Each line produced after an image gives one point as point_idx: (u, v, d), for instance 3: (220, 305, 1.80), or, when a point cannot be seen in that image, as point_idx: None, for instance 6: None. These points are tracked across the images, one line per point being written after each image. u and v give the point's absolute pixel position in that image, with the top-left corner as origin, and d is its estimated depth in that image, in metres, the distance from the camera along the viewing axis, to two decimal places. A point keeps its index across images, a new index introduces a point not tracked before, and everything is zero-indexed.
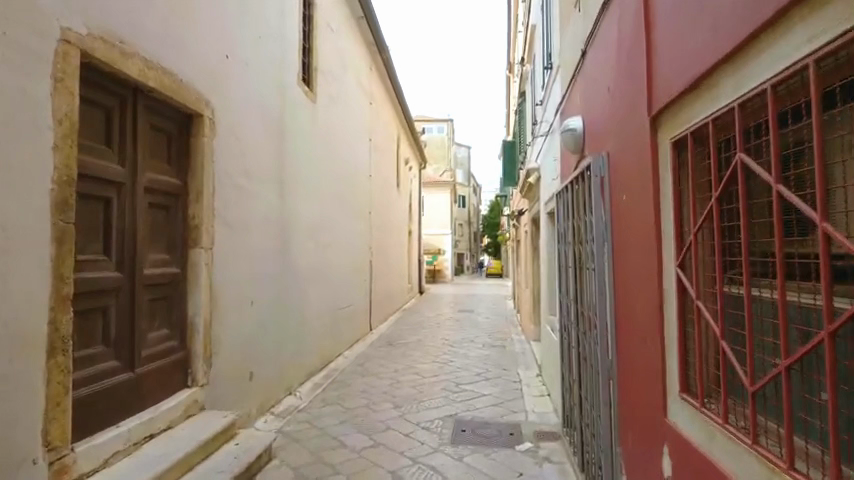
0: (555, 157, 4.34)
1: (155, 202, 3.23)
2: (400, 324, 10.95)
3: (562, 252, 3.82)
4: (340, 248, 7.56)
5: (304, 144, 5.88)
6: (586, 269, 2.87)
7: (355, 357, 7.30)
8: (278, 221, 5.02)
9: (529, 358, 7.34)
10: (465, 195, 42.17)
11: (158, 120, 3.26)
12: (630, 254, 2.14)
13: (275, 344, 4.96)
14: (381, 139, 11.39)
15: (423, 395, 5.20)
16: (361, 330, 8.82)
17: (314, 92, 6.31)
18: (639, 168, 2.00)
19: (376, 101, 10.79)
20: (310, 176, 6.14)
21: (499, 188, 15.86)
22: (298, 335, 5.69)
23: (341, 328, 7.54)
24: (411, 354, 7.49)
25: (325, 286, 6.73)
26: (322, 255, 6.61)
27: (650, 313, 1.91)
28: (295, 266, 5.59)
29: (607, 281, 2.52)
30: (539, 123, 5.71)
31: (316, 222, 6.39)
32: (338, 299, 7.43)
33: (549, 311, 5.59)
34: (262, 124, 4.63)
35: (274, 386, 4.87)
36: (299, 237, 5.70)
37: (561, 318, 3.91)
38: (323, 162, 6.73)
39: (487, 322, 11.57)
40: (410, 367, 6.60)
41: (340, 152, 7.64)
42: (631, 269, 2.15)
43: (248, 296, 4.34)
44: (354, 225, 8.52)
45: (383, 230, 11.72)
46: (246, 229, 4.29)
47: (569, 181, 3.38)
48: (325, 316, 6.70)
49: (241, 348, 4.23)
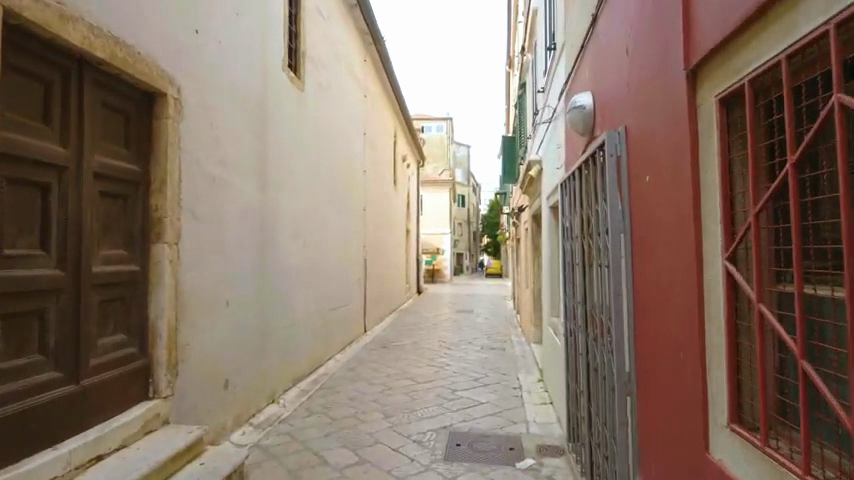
0: (559, 146, 3.97)
1: (107, 189, 2.85)
2: (396, 325, 10.55)
3: (567, 248, 3.44)
4: (332, 246, 7.18)
5: (289, 134, 5.50)
6: (597, 265, 2.49)
7: (347, 360, 6.91)
8: (259, 215, 4.64)
9: (530, 362, 6.96)
10: (465, 194, 41.80)
11: (111, 97, 2.89)
12: (656, 245, 1.76)
13: (255, 348, 4.59)
14: (376, 134, 11.01)
15: (416, 403, 4.83)
16: (354, 332, 8.43)
17: (301, 80, 5.94)
18: (670, 137, 1.62)
19: (371, 94, 10.40)
20: (297, 169, 5.77)
21: (499, 186, 15.48)
22: (284, 337, 5.31)
23: (333, 330, 7.15)
24: (406, 358, 7.11)
25: (314, 286, 6.36)
26: (311, 253, 6.23)
27: (683, 317, 1.54)
28: (280, 264, 5.21)
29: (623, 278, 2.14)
30: (541, 111, 5.34)
31: (304, 217, 6.02)
32: (329, 299, 7.05)
33: (552, 313, 5.21)
34: (240, 110, 4.26)
35: (254, 394, 4.49)
36: (284, 234, 5.32)
37: (566, 321, 3.53)
38: (313, 155, 6.36)
39: (487, 323, 11.18)
40: (404, 372, 6.22)
41: (331, 146, 7.26)
42: (656, 263, 1.77)
43: (223, 296, 3.96)
44: (347, 222, 8.15)
45: (379, 228, 11.34)
46: (220, 223, 3.91)
47: (576, 168, 3.00)
48: (314, 318, 6.32)
49: (215, 353, 3.85)
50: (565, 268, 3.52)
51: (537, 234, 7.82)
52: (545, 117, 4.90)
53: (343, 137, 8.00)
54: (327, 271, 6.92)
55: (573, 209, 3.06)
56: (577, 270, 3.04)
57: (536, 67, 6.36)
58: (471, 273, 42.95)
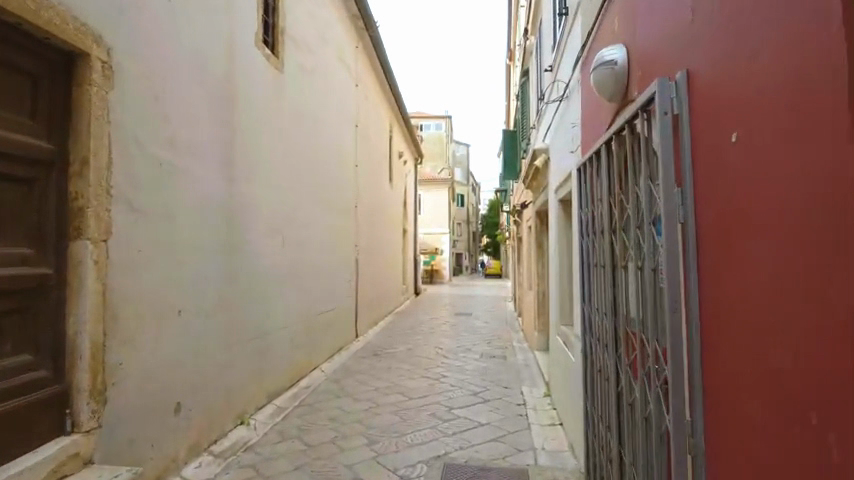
0: (574, 124, 3.35)
1: (6, 170, 2.24)
2: (391, 331, 9.91)
3: (586, 247, 2.80)
4: (318, 245, 6.54)
5: (264, 119, 4.87)
6: (635, 268, 1.86)
7: (334, 371, 6.27)
8: (223, 209, 4.00)
9: (535, 373, 6.33)
10: (464, 193, 41.14)
11: (8, 53, 2.28)
12: (756, 239, 1.13)
13: (220, 364, 3.95)
14: (370, 128, 10.37)
15: (407, 425, 4.20)
16: (344, 338, 7.79)
17: (280, 59, 5.31)
18: (790, 63, 1.00)
19: (364, 84, 9.77)
20: (275, 159, 5.14)
21: (501, 184, 14.88)
22: (259, 348, 4.68)
23: (319, 338, 6.51)
24: (399, 368, 6.48)
25: (296, 290, 5.72)
26: (292, 252, 5.60)
27: (823, 360, 0.91)
28: (253, 265, 4.58)
29: (682, 288, 1.51)
30: (549, 92, 4.72)
31: (284, 213, 5.39)
32: (315, 303, 6.42)
33: (562, 321, 4.58)
34: (198, 84, 3.62)
35: (218, 416, 3.86)
36: (257, 231, 4.68)
37: (584, 335, 2.90)
38: (294, 144, 5.72)
39: (486, 327, 10.54)
40: (395, 385, 5.58)
41: (318, 136, 6.64)
42: (757, 266, 1.14)
43: (174, 303, 3.32)
44: (336, 220, 7.52)
45: (373, 226, 10.72)
46: (170, 217, 3.28)
47: (599, 144, 2.37)
48: (296, 325, 5.68)
49: (164, 372, 3.21)
50: (583, 269, 2.89)
51: (542, 232, 7.19)
52: (554, 98, 4.30)
53: (331, 127, 7.37)
54: (312, 272, 6.28)
55: (598, 196, 2.42)
56: (602, 275, 2.41)
57: (542, 47, 5.73)
58: (471, 273, 42.35)
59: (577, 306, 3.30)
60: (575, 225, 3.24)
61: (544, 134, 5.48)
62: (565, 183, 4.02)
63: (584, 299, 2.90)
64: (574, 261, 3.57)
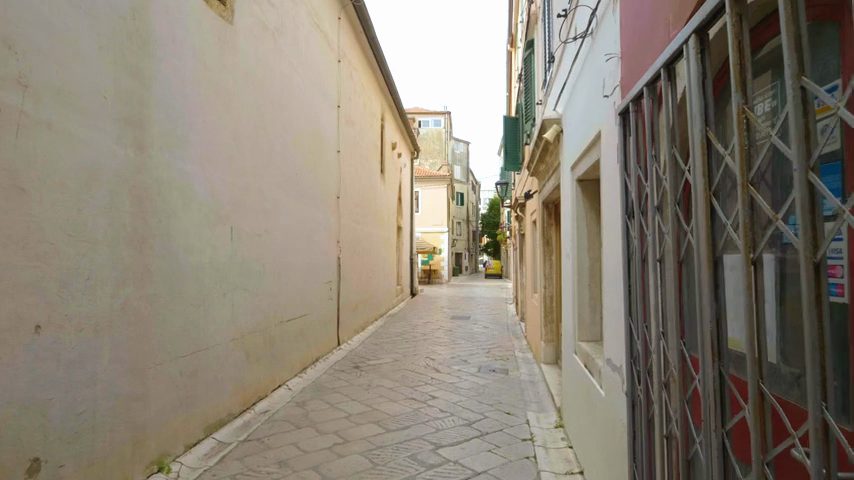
0: (609, 56, 2.34)
1: None
2: (378, 336, 8.92)
3: (635, 236, 1.78)
4: (283, 239, 5.51)
5: (204, 77, 3.90)
6: (806, 265, 0.87)
7: (302, 389, 5.26)
8: (128, 187, 3.02)
9: (542, 394, 5.30)
10: (464, 191, 40.09)
11: None
12: None
13: (125, 394, 2.93)
14: (356, 111, 9.41)
15: (378, 475, 3.17)
16: (321, 346, 6.78)
17: (230, 9, 4.37)
18: None
19: (350, 61, 8.83)
20: (218, 130, 4.11)
21: (503, 177, 13.94)
22: (192, 367, 3.64)
23: (286, 348, 5.51)
24: (381, 384, 5.46)
25: (252, 292, 4.70)
26: (246, 247, 4.58)
27: None
28: (183, 261, 3.55)
29: None
30: (564, 41, 3.72)
31: (237, 198, 4.41)
32: (280, 307, 5.39)
33: (581, 335, 3.56)
34: (77, 11, 2.64)
35: (118, 466, 2.84)
36: (188, 218, 3.64)
37: (629, 367, 1.89)
38: (249, 115, 4.70)
39: (484, 333, 9.54)
40: (373, 410, 4.54)
41: (284, 111, 5.62)
42: None
43: (30, 314, 2.33)
44: (310, 211, 6.49)
45: (360, 220, 9.73)
46: (15, 189, 2.28)
47: (677, 47, 1.33)
48: (251, 335, 4.65)
49: (9, 415, 2.20)
50: (629, 265, 1.87)
51: (549, 225, 6.17)
52: (573, 41, 3.27)
53: (304, 103, 6.35)
54: (276, 269, 5.30)
55: (671, 142, 1.41)
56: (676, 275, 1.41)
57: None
58: (471, 273, 41.34)
59: (616, 321, 2.25)
60: (614, 200, 2.21)
61: (556, 100, 4.45)
62: (589, 152, 2.99)
63: (628, 310, 1.89)
64: (605, 256, 2.55)
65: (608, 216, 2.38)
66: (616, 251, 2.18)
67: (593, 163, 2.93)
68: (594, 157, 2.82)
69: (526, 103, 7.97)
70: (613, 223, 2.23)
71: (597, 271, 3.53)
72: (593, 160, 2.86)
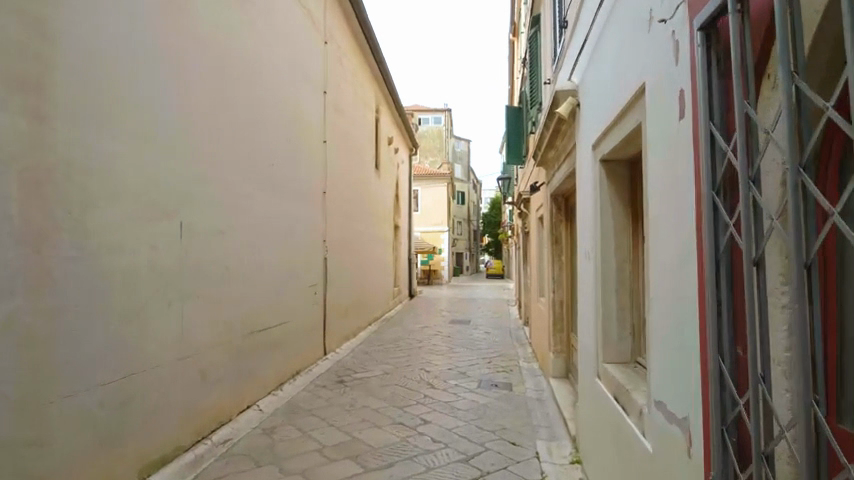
0: None
1: None
2: (370, 344, 8.21)
3: (735, 223, 1.09)
4: (252, 237, 4.78)
5: (145, 41, 3.19)
6: None
7: (273, 411, 4.55)
8: (19, 168, 2.32)
9: (552, 416, 4.56)
10: (464, 190, 39.27)
11: None
12: None
13: (6, 443, 2.22)
14: (347, 99, 8.73)
15: None
16: (303, 358, 6.08)
17: None
18: None
19: (339, 45, 8.16)
20: (162, 104, 3.38)
21: (506, 172, 13.26)
22: (119, 397, 2.91)
23: (259, 363, 4.81)
24: (367, 404, 4.74)
25: (211, 300, 3.98)
26: (201, 247, 3.84)
27: None
28: (107, 265, 2.84)
29: None
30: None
31: (190, 189, 3.72)
32: (248, 317, 4.65)
33: (605, 355, 2.85)
34: None
35: None
36: (115, 211, 2.91)
37: (718, 439, 1.16)
38: (205, 91, 3.98)
39: (485, 340, 8.83)
40: (352, 441, 3.80)
41: (254, 92, 4.89)
42: None
43: None
44: (289, 206, 5.78)
45: (351, 217, 9.02)
46: None
47: None
48: (211, 352, 3.95)
49: None
50: (717, 269, 1.16)
51: (559, 222, 5.46)
52: None
53: (281, 85, 5.64)
54: (244, 274, 4.60)
55: None
56: None
57: None
58: (472, 274, 40.56)
59: (684, 352, 1.50)
60: (686, 167, 1.47)
61: (571, 69, 3.71)
62: (625, 118, 2.25)
63: (717, 343, 1.17)
64: (654, 255, 1.83)
65: (668, 198, 1.65)
66: (689, 245, 1.45)
67: (631, 132, 2.19)
68: (636, 121, 2.08)
69: (530, 90, 7.59)
70: (684, 206, 1.50)
71: (626, 275, 2.82)
72: (633, 125, 2.12)
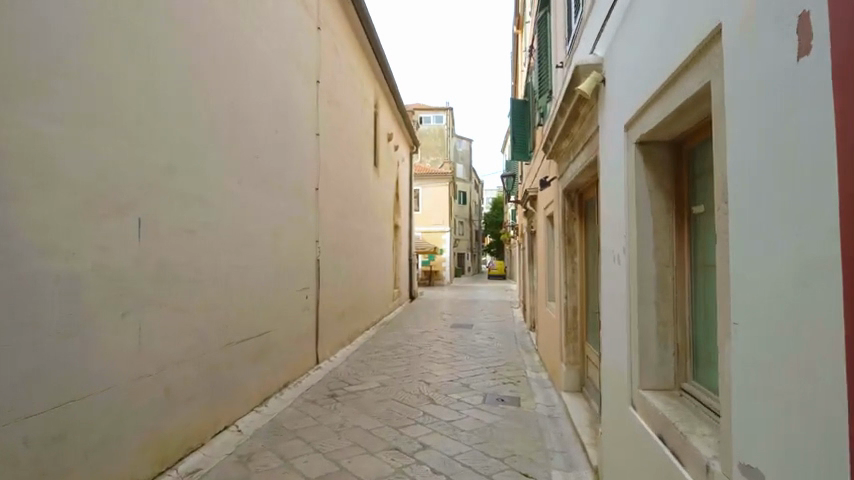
0: None
1: None
2: (367, 351, 7.71)
3: None
4: (231, 237, 4.27)
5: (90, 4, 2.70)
6: None
7: (255, 431, 4.05)
8: None
9: (567, 438, 4.06)
10: (465, 190, 38.73)
11: None
12: None
13: None
14: (343, 91, 8.23)
15: None
16: (292, 368, 5.58)
17: None
18: None
19: (335, 33, 7.67)
20: (115, 80, 2.87)
21: (511, 169, 12.76)
22: (56, 428, 2.41)
23: (240, 377, 4.31)
24: (361, 424, 4.24)
25: (181, 309, 3.49)
26: (167, 247, 3.34)
27: None
28: (39, 270, 2.35)
29: None
30: None
31: (153, 181, 3.22)
32: (227, 325, 4.15)
33: (643, 378, 2.34)
34: None
35: None
36: (46, 204, 2.42)
37: None
38: (174, 71, 3.48)
39: (489, 346, 8.33)
40: (339, 472, 3.28)
41: (234, 74, 4.38)
42: None
43: None
44: (277, 203, 5.29)
45: (348, 216, 8.53)
46: None
47: None
48: (180, 367, 3.45)
49: None
50: None
51: (573, 220, 4.95)
52: None
53: (268, 71, 5.15)
54: (223, 277, 4.11)
55: None
56: None
57: None
58: (473, 274, 39.98)
59: (812, 404, 1.03)
60: (817, 134, 1.01)
61: (594, 41, 3.20)
62: (686, 77, 1.72)
63: None
64: (741, 262, 1.34)
65: (773, 185, 1.18)
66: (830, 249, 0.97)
67: (696, 95, 1.67)
68: (706, 80, 1.56)
69: (538, 80, 7.08)
70: (816, 195, 1.03)
71: (670, 281, 2.31)
72: (701, 83, 1.59)
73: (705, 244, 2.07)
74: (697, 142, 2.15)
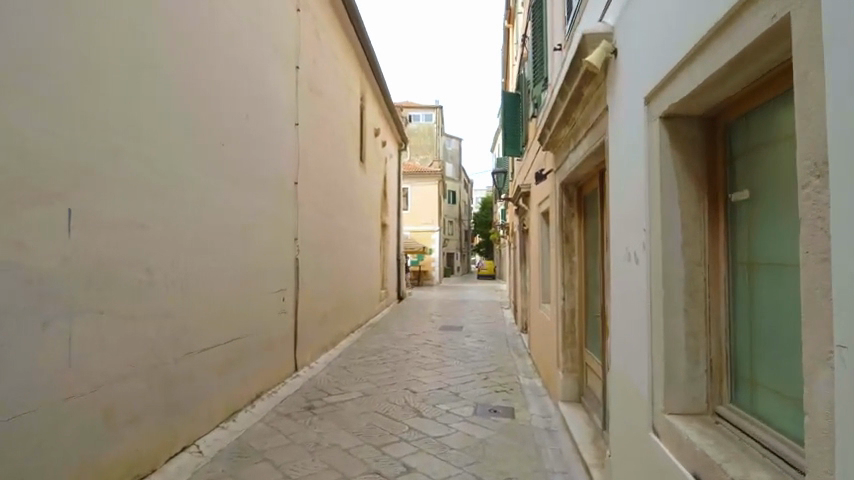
0: None
1: None
2: (350, 356, 7.28)
3: None
4: (194, 233, 3.80)
5: None
6: None
7: (218, 451, 3.59)
8: None
9: (566, 455, 3.67)
10: (455, 189, 38.36)
11: None
12: None
13: None
14: (327, 80, 7.79)
15: None
16: (266, 376, 5.12)
17: None
18: None
19: (317, 17, 7.22)
20: (40, 44, 2.41)
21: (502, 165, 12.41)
22: None
23: (203, 389, 3.87)
24: (338, 442, 3.80)
25: (129, 315, 3.04)
26: (110, 244, 2.88)
27: None
28: None
29: None
30: None
31: (94, 167, 2.77)
32: (187, 333, 3.68)
33: (669, 400, 1.94)
34: None
35: None
36: None
37: None
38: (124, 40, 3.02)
39: (479, 350, 7.94)
40: None
41: (199, 52, 3.92)
42: None
43: None
44: (250, 197, 4.85)
45: (331, 213, 8.09)
46: None
47: None
48: (127, 382, 3.00)
49: None
50: None
51: (572, 215, 4.56)
52: None
53: (240, 51, 4.70)
54: (183, 278, 3.65)
55: None
56: None
57: None
58: (463, 274, 39.62)
59: None
60: None
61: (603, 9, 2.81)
62: (746, 19, 1.32)
63: None
64: (850, 262, 0.94)
65: None
66: None
67: (763, 39, 1.27)
68: (784, 12, 1.16)
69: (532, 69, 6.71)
70: None
71: (702, 284, 1.92)
72: (779, 17, 1.18)
73: (752, 239, 1.68)
74: (739, 114, 1.76)
